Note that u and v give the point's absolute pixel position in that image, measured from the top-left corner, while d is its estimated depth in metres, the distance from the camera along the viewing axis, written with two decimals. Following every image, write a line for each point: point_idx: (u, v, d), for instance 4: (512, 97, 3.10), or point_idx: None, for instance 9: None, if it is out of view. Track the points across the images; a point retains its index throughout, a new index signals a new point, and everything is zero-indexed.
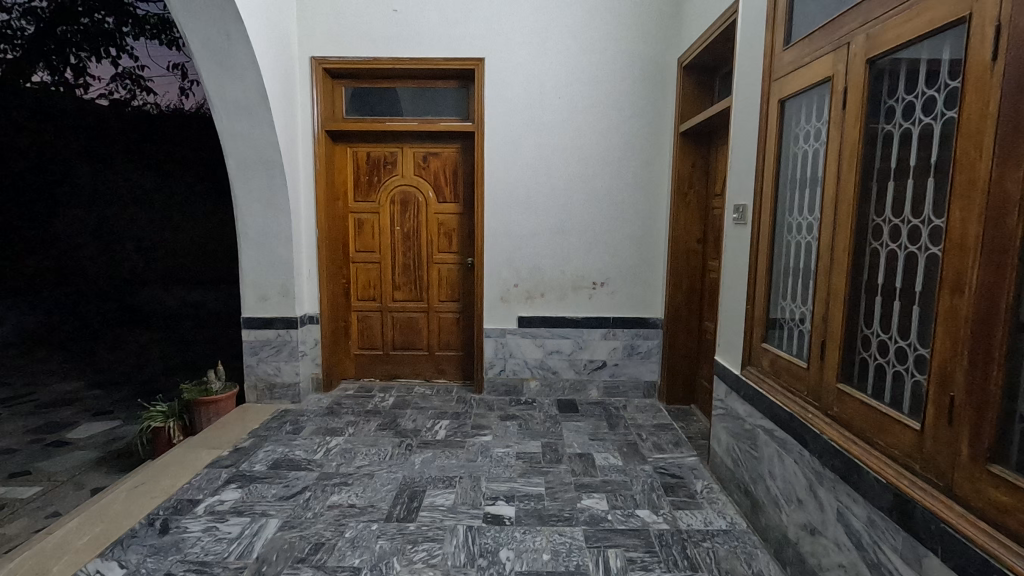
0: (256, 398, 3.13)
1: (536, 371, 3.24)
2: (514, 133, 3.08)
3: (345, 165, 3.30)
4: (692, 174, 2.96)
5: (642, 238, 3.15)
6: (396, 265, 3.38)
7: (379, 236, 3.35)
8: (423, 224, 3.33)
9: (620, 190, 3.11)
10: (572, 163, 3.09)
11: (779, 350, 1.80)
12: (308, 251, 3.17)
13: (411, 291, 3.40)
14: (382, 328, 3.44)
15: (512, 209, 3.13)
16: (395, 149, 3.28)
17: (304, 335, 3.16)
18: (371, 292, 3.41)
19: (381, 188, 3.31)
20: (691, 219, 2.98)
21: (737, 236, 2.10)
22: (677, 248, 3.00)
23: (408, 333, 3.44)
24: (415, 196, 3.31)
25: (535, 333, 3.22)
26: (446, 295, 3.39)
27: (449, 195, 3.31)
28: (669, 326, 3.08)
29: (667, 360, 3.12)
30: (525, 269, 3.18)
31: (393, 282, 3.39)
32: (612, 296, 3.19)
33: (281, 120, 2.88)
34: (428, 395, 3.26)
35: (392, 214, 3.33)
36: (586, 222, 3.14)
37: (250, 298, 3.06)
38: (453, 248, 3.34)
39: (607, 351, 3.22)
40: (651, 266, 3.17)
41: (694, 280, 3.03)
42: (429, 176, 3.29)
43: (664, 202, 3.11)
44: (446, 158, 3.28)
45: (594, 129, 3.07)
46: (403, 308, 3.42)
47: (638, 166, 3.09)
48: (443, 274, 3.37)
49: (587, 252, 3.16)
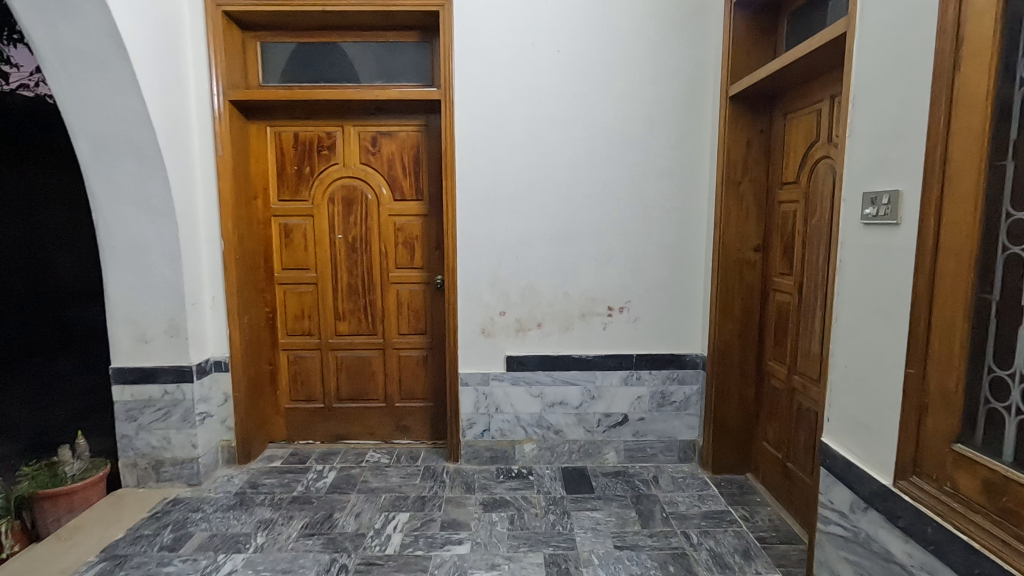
0: (136, 481, 2.20)
1: (533, 431, 2.37)
2: (497, 104, 2.21)
3: (263, 150, 2.39)
4: (746, 156, 2.10)
5: (675, 245, 2.28)
6: (339, 287, 2.48)
7: (314, 248, 2.45)
8: (374, 231, 2.44)
9: (644, 179, 2.25)
10: (576, 144, 2.23)
11: (1003, 466, 0.97)
12: (210, 272, 2.26)
13: (361, 322, 2.50)
14: (323, 373, 2.53)
15: (496, 209, 2.25)
16: (333, 129, 2.38)
17: (208, 389, 2.26)
18: (305, 325, 2.50)
19: (315, 182, 2.41)
20: (747, 219, 2.13)
21: (876, 247, 1.24)
22: (728, 261, 2.14)
23: (359, 379, 2.54)
24: (363, 193, 2.42)
25: (531, 379, 2.34)
26: (408, 327, 2.50)
27: (408, 189, 2.42)
28: (716, 368, 2.22)
29: (714, 415, 2.25)
30: (517, 292, 2.30)
31: (334, 311, 2.49)
32: (634, 325, 2.32)
33: (156, 84, 1.97)
34: (384, 466, 2.37)
35: (331, 219, 2.43)
36: (598, 227, 2.27)
37: (122, 340, 2.14)
38: (415, 262, 2.46)
39: (629, 402, 2.35)
40: (686, 284, 2.31)
41: (751, 304, 2.18)
42: (381, 166, 2.40)
43: (703, 195, 2.26)
44: (404, 141, 2.39)
45: (607, 96, 2.21)
46: (350, 346, 2.51)
47: (667, 145, 2.23)
48: (403, 298, 2.48)
49: (600, 267, 2.29)
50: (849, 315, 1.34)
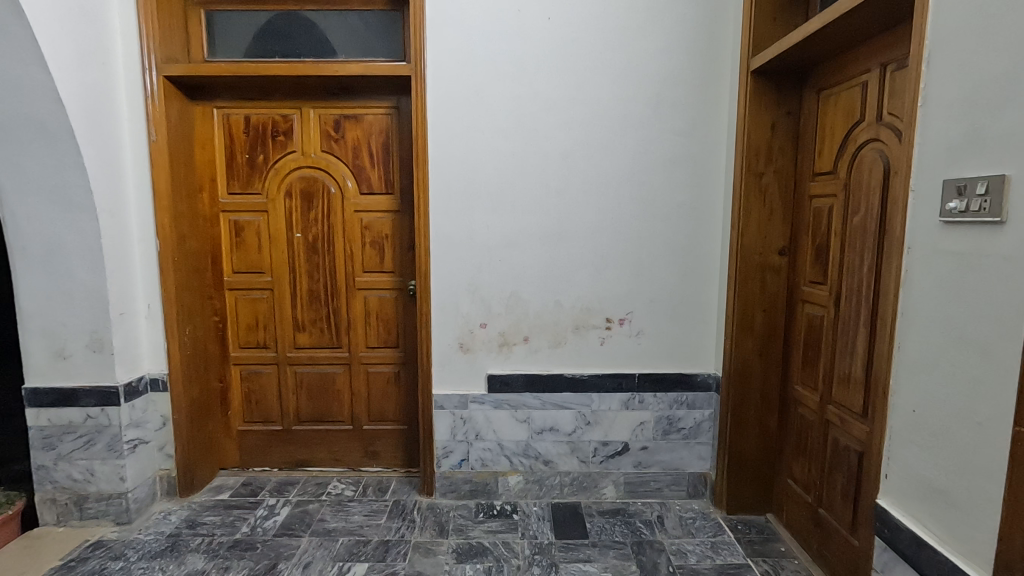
0: (55, 520, 1.89)
1: (518, 462, 2.05)
2: (477, 81, 1.88)
3: (210, 136, 2.07)
4: (771, 141, 1.77)
5: (685, 246, 1.95)
6: (298, 294, 2.16)
7: (269, 250, 2.14)
8: (339, 230, 2.12)
9: (648, 169, 1.92)
10: (570, 129, 1.90)
11: None
12: (144, 276, 1.95)
13: (323, 334, 2.18)
14: (281, 392, 2.22)
15: (476, 204, 1.93)
16: (290, 111, 2.07)
17: (142, 412, 1.95)
18: (259, 337, 2.19)
19: (270, 173, 2.09)
20: (771, 216, 1.81)
21: (967, 254, 0.91)
22: (747, 266, 1.82)
23: (321, 398, 2.22)
24: (325, 186, 2.10)
25: (516, 402, 2.02)
26: (377, 339, 2.19)
27: (377, 182, 2.10)
28: (732, 392, 1.89)
29: (729, 447, 1.92)
30: (501, 300, 1.98)
31: (293, 321, 2.18)
32: (637, 340, 2.00)
33: (70, 55, 1.66)
34: (347, 501, 2.06)
35: (288, 215, 2.11)
36: (594, 226, 1.94)
37: (37, 356, 1.83)
38: (384, 265, 2.14)
39: (630, 429, 2.03)
40: (697, 292, 1.98)
41: (774, 318, 1.85)
42: (345, 154, 2.08)
43: (719, 189, 1.93)
44: (372, 126, 2.07)
45: (606, 73, 1.88)
46: (311, 360, 2.20)
47: (677, 130, 1.90)
48: (372, 307, 2.17)
49: (597, 273, 1.97)
50: (923, 343, 1.01)
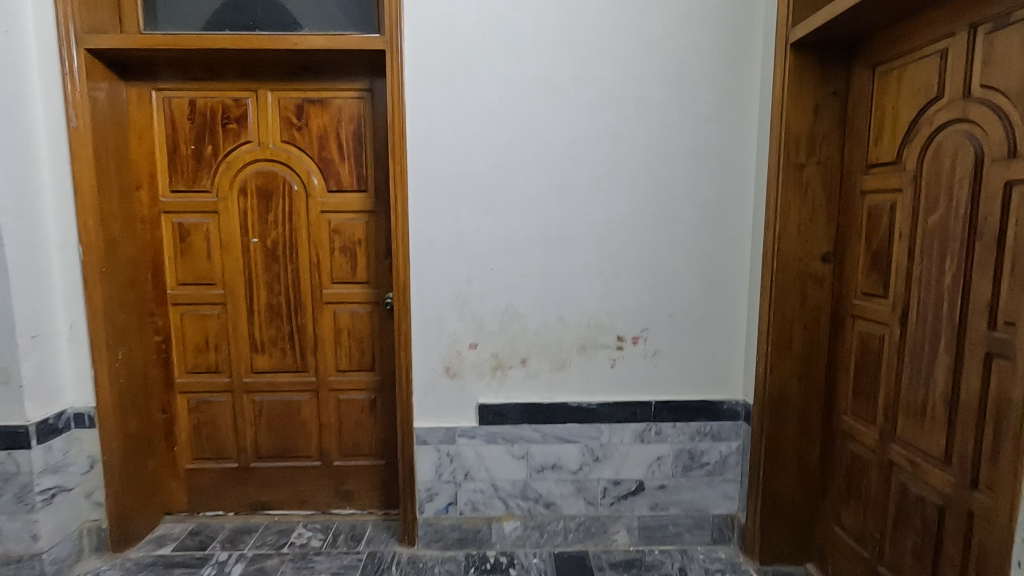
0: None
1: (514, 505, 1.75)
2: (465, 57, 1.58)
3: (148, 124, 1.75)
4: (813, 128, 1.50)
5: (709, 253, 1.67)
6: (256, 310, 1.84)
7: (221, 257, 1.81)
8: (303, 235, 1.81)
9: (668, 162, 1.63)
10: (575, 114, 1.61)
11: None
12: (66, 291, 1.63)
13: (286, 355, 1.87)
14: (236, 424, 1.89)
15: (465, 204, 1.63)
16: (244, 95, 1.75)
17: (63, 453, 1.62)
18: (210, 359, 1.86)
19: (221, 168, 1.77)
20: (813, 217, 1.53)
21: None
22: (785, 275, 1.55)
23: (284, 430, 1.90)
24: (286, 183, 1.78)
25: (513, 436, 1.72)
26: (349, 361, 1.87)
27: (347, 178, 1.79)
28: (767, 424, 1.61)
29: (764, 488, 1.63)
30: (493, 317, 1.68)
31: (250, 340, 1.86)
32: (653, 362, 1.71)
33: None
34: (313, 553, 1.74)
35: (244, 217, 1.80)
36: (604, 229, 1.65)
37: None
38: (357, 274, 1.83)
39: (645, 464, 1.74)
40: (723, 306, 1.70)
41: (816, 335, 1.58)
42: (309, 145, 1.77)
43: (749, 186, 1.65)
44: (340, 112, 1.76)
45: (617, 48, 1.59)
46: (272, 385, 1.88)
47: (700, 116, 1.62)
48: (343, 323, 1.86)
49: (607, 284, 1.68)
50: None
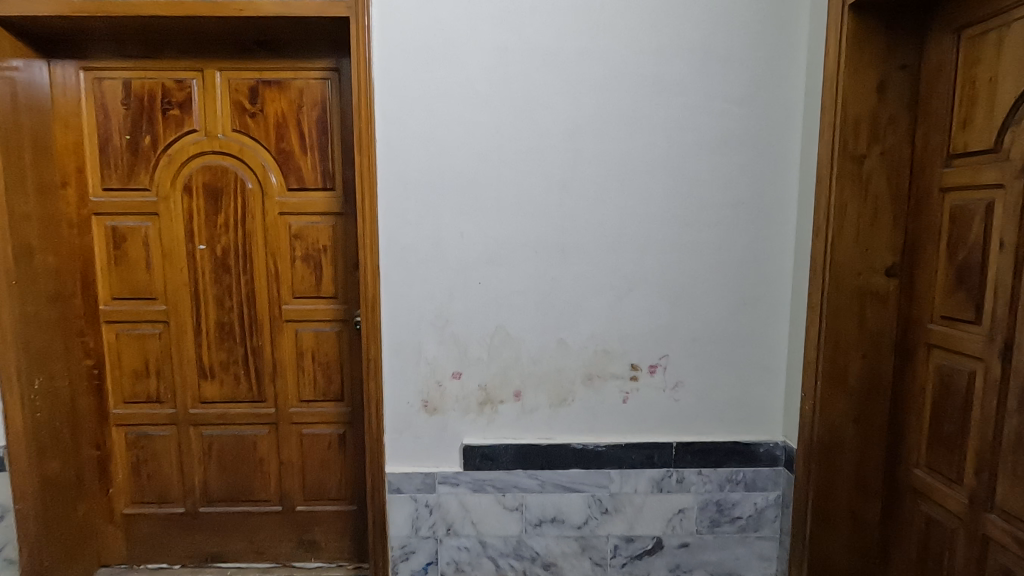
0: None
1: (506, 565, 1.46)
2: (446, 25, 1.30)
3: (75, 110, 1.48)
4: (876, 110, 1.21)
5: (743, 264, 1.38)
6: (204, 329, 1.57)
7: (162, 268, 1.54)
8: (259, 241, 1.53)
9: (693, 155, 1.34)
10: (579, 95, 1.32)
11: None
12: None
13: (239, 382, 1.59)
14: (182, 462, 1.62)
15: (446, 204, 1.35)
16: (188, 75, 1.48)
17: None
18: (150, 387, 1.59)
19: (161, 162, 1.50)
20: (876, 221, 1.24)
21: None
22: (838, 293, 1.25)
23: (238, 470, 1.62)
24: (238, 179, 1.51)
25: (505, 484, 1.42)
26: (313, 388, 1.59)
27: (310, 174, 1.51)
28: (816, 475, 1.31)
29: (811, 552, 1.33)
30: (481, 341, 1.39)
31: (197, 364, 1.58)
32: (673, 395, 1.42)
33: None
34: None
35: (189, 220, 1.52)
36: (615, 236, 1.36)
37: None
38: (322, 288, 1.55)
39: (663, 518, 1.44)
40: (759, 328, 1.40)
41: (876, 366, 1.28)
42: (265, 135, 1.50)
43: (792, 183, 1.36)
44: (301, 95, 1.48)
45: (631, 14, 1.30)
46: (223, 417, 1.60)
47: (733, 97, 1.33)
48: (306, 345, 1.58)
49: (619, 301, 1.39)
50: None
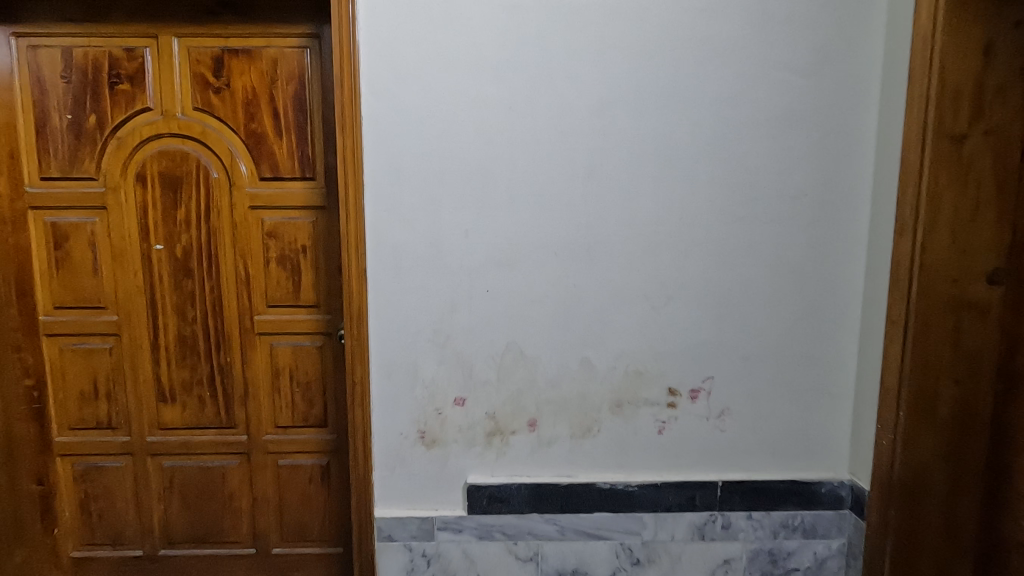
0: None
1: None
2: None
3: (5, 83, 1.24)
4: (982, 79, 0.97)
5: (804, 268, 1.14)
6: (163, 344, 1.33)
7: (112, 272, 1.31)
8: (226, 240, 1.30)
9: (746, 136, 1.11)
10: (610, 63, 1.09)
11: None
12: None
13: (205, 405, 1.36)
14: (138, 498, 1.38)
15: (447, 196, 1.12)
16: (140, 42, 1.24)
17: None
18: (100, 410, 1.35)
19: (109, 147, 1.27)
20: (977, 218, 1.00)
21: None
22: (929, 305, 1.02)
23: (205, 507, 1.39)
24: (200, 167, 1.27)
25: (517, 530, 1.19)
26: (290, 412, 1.36)
27: (286, 161, 1.28)
28: (896, 525, 1.08)
29: None
30: (490, 360, 1.16)
31: (155, 384, 1.35)
32: (718, 425, 1.19)
33: None
34: None
35: (143, 216, 1.29)
36: (652, 234, 1.13)
37: None
38: (300, 295, 1.32)
39: (705, 570, 1.21)
40: (822, 345, 1.17)
41: (973, 395, 1.05)
42: (232, 114, 1.26)
43: (866, 170, 1.12)
44: (275, 67, 1.25)
45: None
46: (185, 446, 1.37)
47: (795, 66, 1.09)
48: (282, 362, 1.34)
49: (655, 312, 1.15)
50: None
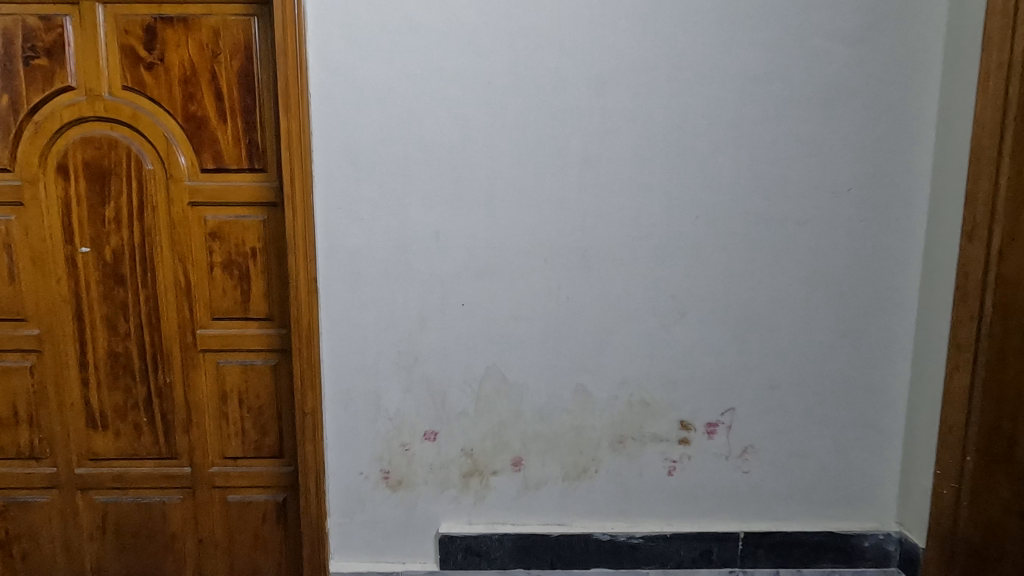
0: None
1: None
2: None
3: None
4: None
5: (845, 280, 0.94)
6: (93, 363, 1.15)
7: (32, 279, 1.12)
8: (163, 242, 1.11)
9: (778, 119, 0.91)
10: (612, 29, 0.89)
11: None
12: None
13: (142, 432, 1.17)
14: (68, 538, 1.20)
15: (413, 191, 0.92)
16: (58, 10, 1.05)
17: None
18: (22, 439, 1.17)
19: (25, 133, 1.08)
20: None
21: None
22: (1007, 328, 0.82)
23: (144, 549, 1.21)
24: (132, 157, 1.09)
25: None
26: (239, 441, 1.18)
27: (232, 151, 1.09)
28: None
29: None
30: (466, 388, 0.97)
31: (84, 408, 1.16)
32: (739, 466, 0.99)
33: None
34: None
35: (67, 214, 1.11)
36: (661, 238, 0.93)
37: None
38: (250, 307, 1.13)
39: None
40: (866, 372, 0.97)
41: None
42: (168, 95, 1.07)
43: (923, 161, 0.92)
44: (217, 39, 1.06)
45: None
46: (121, 479, 1.19)
47: (839, 33, 0.89)
48: (229, 384, 1.16)
49: (664, 332, 0.96)
50: None
